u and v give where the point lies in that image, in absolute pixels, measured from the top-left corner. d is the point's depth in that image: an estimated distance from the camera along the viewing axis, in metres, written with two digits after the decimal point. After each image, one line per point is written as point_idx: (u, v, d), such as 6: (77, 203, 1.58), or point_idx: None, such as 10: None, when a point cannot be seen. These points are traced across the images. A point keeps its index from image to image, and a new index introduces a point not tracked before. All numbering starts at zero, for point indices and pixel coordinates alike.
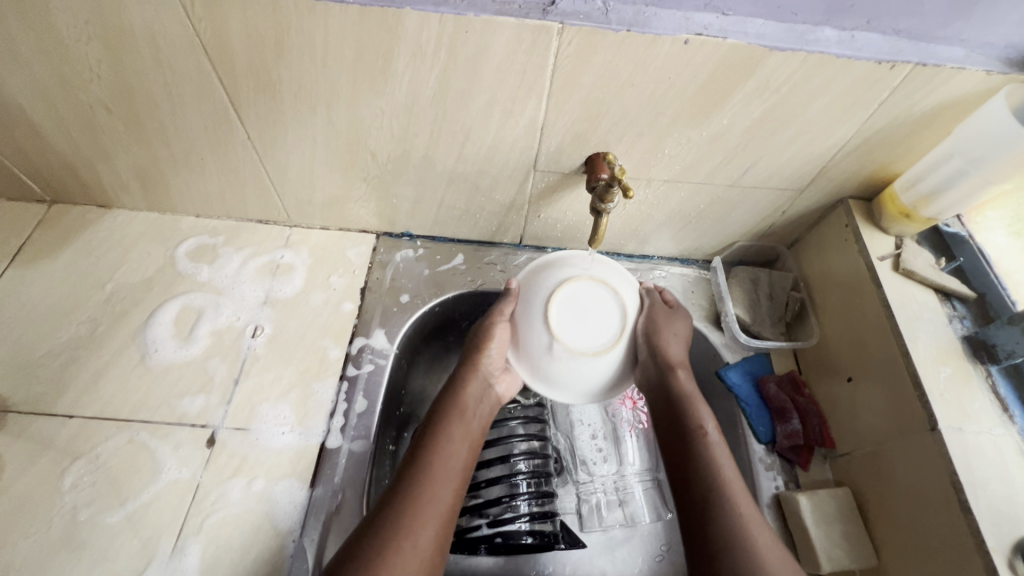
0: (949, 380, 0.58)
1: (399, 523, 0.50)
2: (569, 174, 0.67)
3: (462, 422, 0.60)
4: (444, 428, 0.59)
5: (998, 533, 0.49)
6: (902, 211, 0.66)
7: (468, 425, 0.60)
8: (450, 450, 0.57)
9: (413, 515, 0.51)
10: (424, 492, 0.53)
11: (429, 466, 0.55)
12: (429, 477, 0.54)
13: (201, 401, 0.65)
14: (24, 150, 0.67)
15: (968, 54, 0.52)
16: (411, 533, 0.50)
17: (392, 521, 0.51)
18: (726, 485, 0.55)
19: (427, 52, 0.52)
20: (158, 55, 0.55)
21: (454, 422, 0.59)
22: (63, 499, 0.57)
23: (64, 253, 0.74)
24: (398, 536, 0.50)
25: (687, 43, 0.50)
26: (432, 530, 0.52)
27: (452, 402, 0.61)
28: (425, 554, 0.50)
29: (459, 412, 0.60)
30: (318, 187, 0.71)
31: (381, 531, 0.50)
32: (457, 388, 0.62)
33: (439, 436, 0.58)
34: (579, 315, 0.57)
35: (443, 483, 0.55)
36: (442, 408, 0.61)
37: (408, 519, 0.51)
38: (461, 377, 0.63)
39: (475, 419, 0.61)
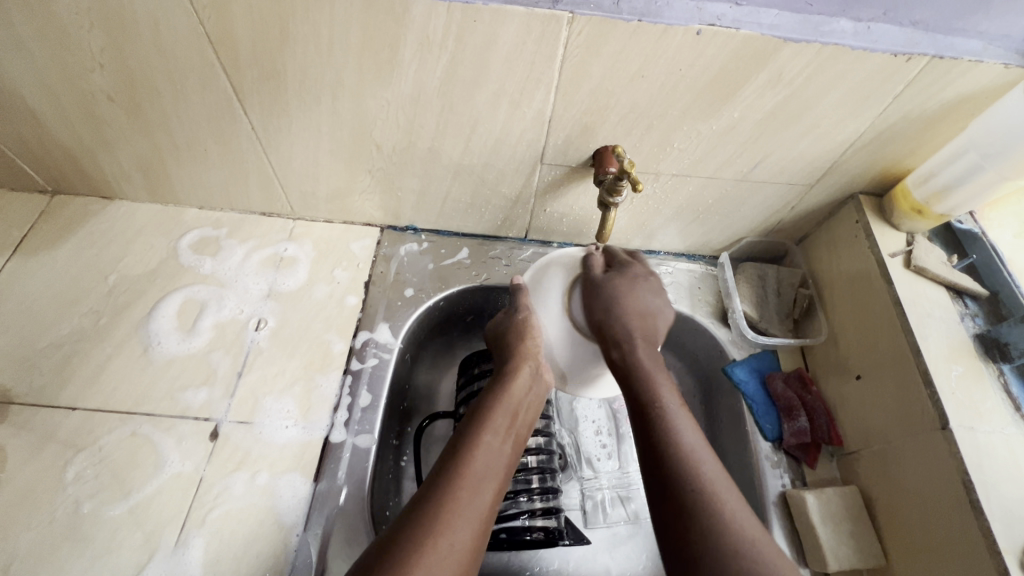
0: (961, 379, 0.57)
1: (440, 516, 0.47)
2: (576, 167, 0.66)
3: (507, 418, 0.58)
4: (488, 422, 0.56)
5: (1010, 534, 0.49)
6: (913, 207, 0.65)
7: (514, 423, 0.58)
8: (494, 446, 0.55)
9: (454, 509, 0.48)
10: (465, 488, 0.50)
11: (473, 461, 0.52)
12: (474, 474, 0.51)
13: (204, 394, 0.64)
14: (26, 139, 0.66)
15: (986, 46, 0.51)
16: (453, 528, 0.47)
17: (432, 515, 0.47)
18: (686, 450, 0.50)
19: (434, 41, 0.51)
20: (161, 43, 0.54)
21: (503, 414, 0.58)
22: (65, 491, 0.57)
23: (66, 244, 0.73)
24: (438, 531, 0.46)
25: (699, 34, 0.49)
26: (473, 529, 0.48)
27: (496, 397, 0.59)
28: (465, 553, 0.46)
29: (506, 408, 0.58)
30: (322, 179, 0.70)
31: (423, 523, 0.46)
32: (505, 385, 0.61)
33: (484, 429, 0.55)
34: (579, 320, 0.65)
35: (486, 482, 0.52)
36: (489, 399, 0.59)
37: (449, 513, 0.47)
38: (510, 369, 0.62)
39: (519, 418, 0.59)
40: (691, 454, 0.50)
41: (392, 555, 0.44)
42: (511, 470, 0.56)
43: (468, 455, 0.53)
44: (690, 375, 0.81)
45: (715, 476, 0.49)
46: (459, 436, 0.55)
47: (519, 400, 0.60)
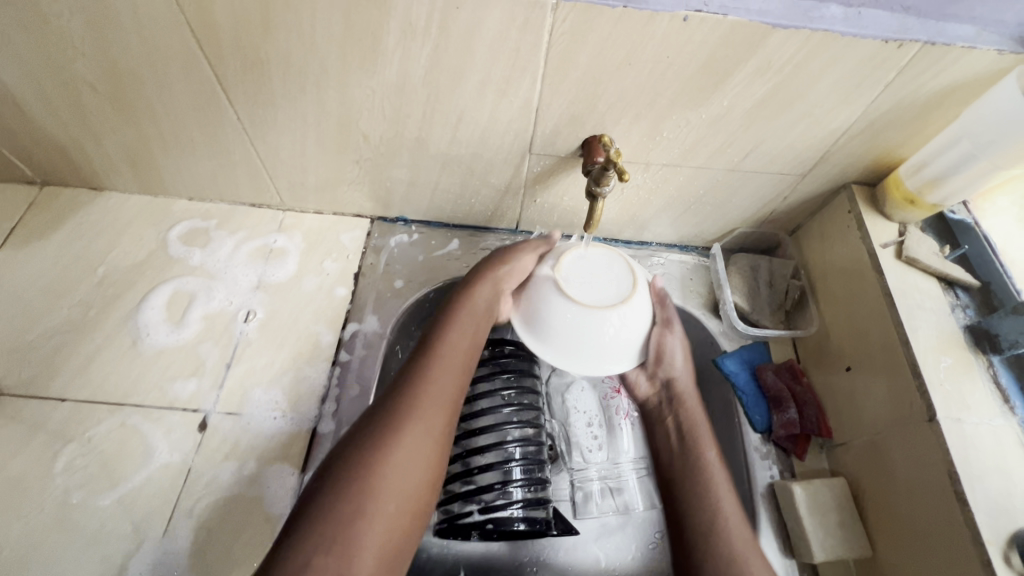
0: (949, 370, 0.56)
1: (403, 409, 0.49)
2: (565, 158, 0.65)
3: (472, 322, 0.59)
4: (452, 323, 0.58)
5: (994, 525, 0.48)
6: (906, 197, 0.64)
7: (478, 323, 0.60)
8: (457, 346, 0.57)
9: (421, 399, 0.50)
10: (433, 380, 0.52)
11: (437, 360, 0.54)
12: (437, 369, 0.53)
13: (193, 385, 0.64)
14: (13, 131, 0.66)
15: (979, 32, 0.50)
16: (422, 418, 0.49)
17: (400, 403, 0.50)
18: (718, 513, 0.56)
19: (418, 29, 0.51)
20: (143, 32, 0.53)
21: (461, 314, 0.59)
22: (55, 481, 0.57)
23: (55, 235, 0.73)
24: (404, 418, 0.48)
25: (686, 20, 0.48)
26: (441, 416, 0.50)
27: (461, 302, 0.60)
28: (436, 442, 0.49)
29: (467, 312, 0.60)
30: (311, 169, 0.70)
31: (388, 414, 0.49)
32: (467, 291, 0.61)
33: (446, 332, 0.57)
34: (592, 280, 0.59)
35: (449, 372, 0.54)
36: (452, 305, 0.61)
37: (420, 399, 0.50)
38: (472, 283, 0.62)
39: (484, 319, 0.61)
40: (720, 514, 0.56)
41: (363, 444, 0.46)
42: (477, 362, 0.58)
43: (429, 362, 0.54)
44: None
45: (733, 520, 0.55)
46: (416, 359, 0.55)
47: (482, 304, 0.61)
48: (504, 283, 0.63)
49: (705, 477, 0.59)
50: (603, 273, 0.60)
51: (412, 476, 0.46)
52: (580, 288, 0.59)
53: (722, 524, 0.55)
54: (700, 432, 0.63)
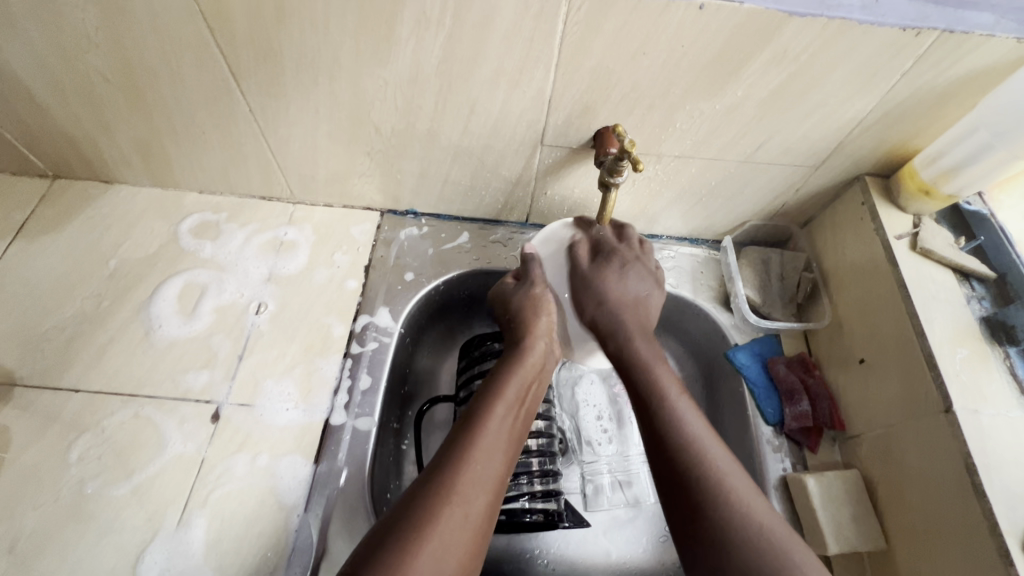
0: (965, 362, 0.56)
1: (450, 483, 0.47)
2: (577, 149, 0.65)
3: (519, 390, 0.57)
4: (501, 395, 0.56)
5: (1014, 517, 0.48)
6: (921, 188, 0.64)
7: (524, 401, 0.57)
8: (505, 421, 0.54)
9: (468, 480, 0.47)
10: (478, 459, 0.49)
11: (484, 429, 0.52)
12: (483, 440, 0.51)
13: (205, 376, 0.65)
14: (26, 123, 0.66)
15: (998, 20, 0.50)
16: (464, 497, 0.46)
17: (445, 475, 0.47)
18: (665, 398, 0.54)
19: (432, 17, 0.50)
20: (156, 22, 0.53)
21: (510, 389, 0.57)
22: (70, 471, 0.58)
23: (67, 228, 0.73)
24: (450, 496, 0.46)
25: (702, 8, 0.48)
26: (483, 499, 0.47)
27: (511, 368, 0.59)
28: (477, 523, 0.46)
29: (517, 384, 0.58)
30: (321, 162, 0.70)
31: (438, 485, 0.47)
32: (519, 359, 0.60)
33: (496, 402, 0.55)
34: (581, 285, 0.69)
35: (495, 449, 0.51)
36: (500, 374, 0.59)
37: (462, 482, 0.47)
38: (521, 348, 0.62)
39: (529, 396, 0.59)
40: (701, 447, 0.50)
41: (409, 519, 0.44)
42: (518, 446, 0.55)
43: (473, 438, 0.51)
44: (692, 359, 0.81)
45: (709, 443, 0.50)
46: (459, 431, 0.52)
47: (529, 374, 0.60)
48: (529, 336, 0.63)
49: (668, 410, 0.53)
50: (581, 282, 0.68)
51: (451, 558, 0.43)
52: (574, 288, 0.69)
53: (702, 450, 0.50)
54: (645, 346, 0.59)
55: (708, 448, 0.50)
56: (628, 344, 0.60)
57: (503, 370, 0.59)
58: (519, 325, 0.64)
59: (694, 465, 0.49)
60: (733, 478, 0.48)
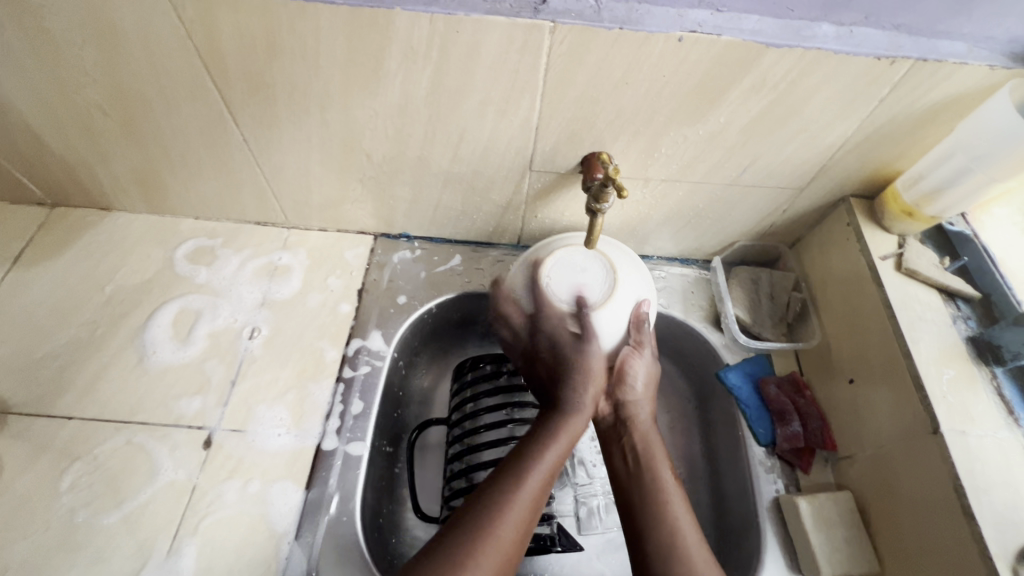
0: (952, 382, 0.56)
1: (472, 540, 0.48)
2: (565, 174, 0.66)
3: (561, 449, 0.57)
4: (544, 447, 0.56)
5: (1001, 539, 0.48)
6: (903, 209, 0.65)
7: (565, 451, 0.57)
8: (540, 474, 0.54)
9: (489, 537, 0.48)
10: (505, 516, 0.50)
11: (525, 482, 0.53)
12: (524, 494, 0.52)
13: (198, 403, 0.65)
14: (25, 153, 0.68)
15: (970, 48, 0.51)
16: (484, 554, 0.47)
17: (482, 521, 0.49)
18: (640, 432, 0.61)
19: (419, 52, 0.52)
20: (153, 58, 0.55)
21: (552, 440, 0.56)
22: (61, 500, 0.58)
23: (64, 255, 0.74)
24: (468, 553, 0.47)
25: (681, 41, 0.49)
26: (500, 557, 0.48)
27: (559, 424, 0.58)
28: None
29: (560, 438, 0.57)
30: (315, 188, 0.71)
31: (472, 533, 0.48)
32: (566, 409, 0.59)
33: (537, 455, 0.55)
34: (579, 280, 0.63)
35: (529, 506, 0.52)
36: (549, 422, 0.58)
37: (485, 542, 0.48)
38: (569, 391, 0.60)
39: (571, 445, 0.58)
40: (666, 507, 0.54)
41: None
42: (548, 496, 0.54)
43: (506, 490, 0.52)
44: (685, 378, 0.81)
45: (673, 502, 0.55)
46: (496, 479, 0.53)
47: (575, 429, 0.58)
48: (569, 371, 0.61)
49: (659, 494, 0.55)
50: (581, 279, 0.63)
51: None
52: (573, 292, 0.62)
53: (665, 499, 0.55)
54: (642, 415, 0.62)
55: (673, 508, 0.54)
56: (630, 412, 0.63)
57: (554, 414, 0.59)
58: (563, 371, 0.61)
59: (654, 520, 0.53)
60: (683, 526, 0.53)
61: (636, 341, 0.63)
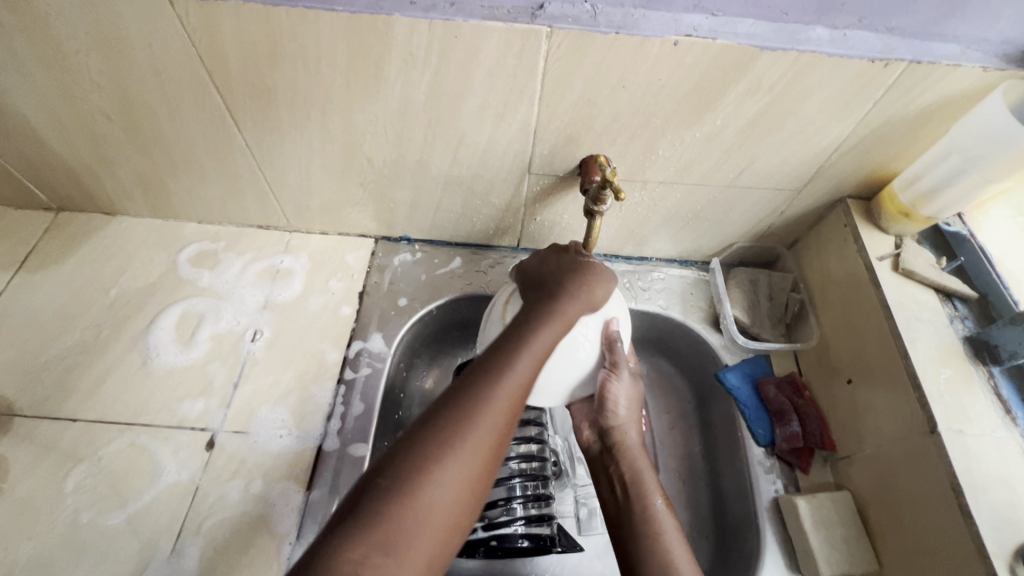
0: (949, 382, 0.57)
1: (466, 411, 0.45)
2: (564, 177, 0.67)
3: (555, 334, 0.52)
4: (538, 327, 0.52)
5: (999, 538, 0.48)
6: (900, 210, 0.65)
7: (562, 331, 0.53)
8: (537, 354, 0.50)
9: (482, 410, 0.45)
10: (501, 389, 0.47)
11: (516, 365, 0.48)
12: (519, 375, 0.48)
13: (201, 405, 0.65)
14: (31, 159, 0.69)
15: (964, 50, 0.51)
16: (478, 427, 0.44)
17: (468, 405, 0.45)
18: (627, 455, 0.61)
19: (418, 57, 0.53)
20: (156, 64, 0.56)
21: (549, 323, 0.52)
22: (65, 501, 0.58)
23: (69, 259, 0.75)
24: (462, 425, 0.44)
25: (676, 44, 0.50)
26: (495, 431, 0.45)
27: (554, 307, 0.54)
28: (486, 456, 0.45)
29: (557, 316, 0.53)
30: (317, 192, 0.72)
31: (458, 416, 0.45)
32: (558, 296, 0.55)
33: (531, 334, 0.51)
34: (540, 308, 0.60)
35: (525, 384, 0.48)
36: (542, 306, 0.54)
37: (478, 412, 0.45)
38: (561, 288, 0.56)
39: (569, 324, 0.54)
40: (658, 538, 0.55)
41: (414, 454, 0.42)
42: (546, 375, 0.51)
43: (500, 364, 0.48)
44: (684, 379, 0.81)
45: (666, 531, 0.55)
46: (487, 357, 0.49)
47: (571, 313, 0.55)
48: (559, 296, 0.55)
49: (652, 525, 0.56)
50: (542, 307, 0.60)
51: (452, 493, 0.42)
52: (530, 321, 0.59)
53: (657, 528, 0.55)
54: (630, 438, 0.62)
55: (665, 538, 0.55)
56: (618, 438, 0.62)
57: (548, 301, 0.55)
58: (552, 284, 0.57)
59: (649, 553, 0.54)
60: (676, 556, 0.53)
61: (613, 363, 0.60)
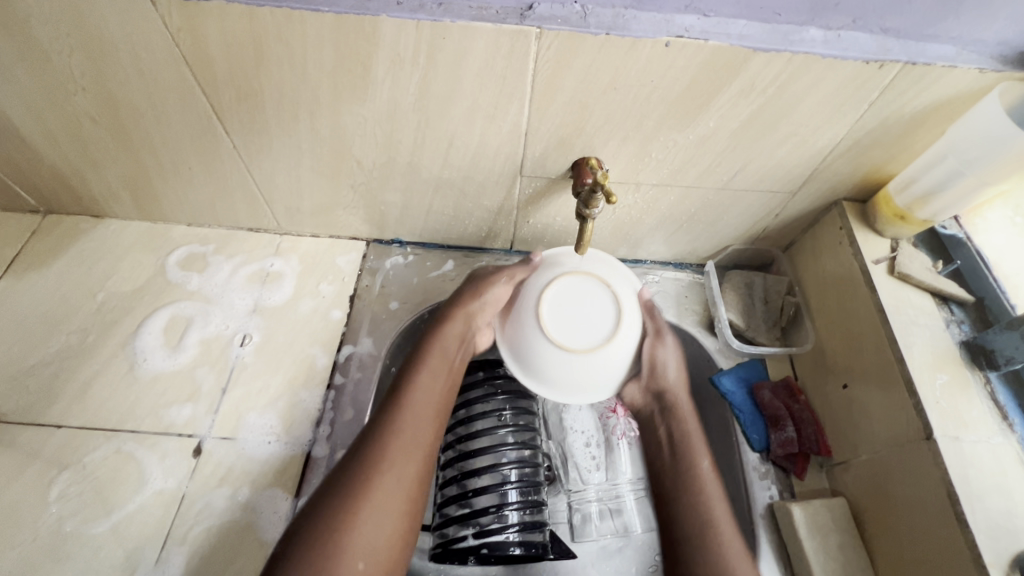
0: (945, 388, 0.56)
1: (377, 454, 0.54)
2: (556, 179, 0.66)
3: (441, 368, 0.63)
4: (423, 364, 0.62)
5: (995, 547, 0.48)
6: (896, 213, 0.64)
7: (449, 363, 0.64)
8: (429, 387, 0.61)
9: (391, 449, 0.54)
10: (404, 427, 0.56)
11: (418, 402, 0.59)
12: (420, 411, 0.58)
13: (188, 410, 0.65)
14: (16, 161, 0.68)
15: (959, 51, 0.51)
16: (392, 462, 0.54)
17: (378, 446, 0.55)
18: (677, 414, 0.67)
19: (406, 58, 0.52)
20: (141, 67, 0.55)
21: (430, 357, 0.63)
22: (49, 509, 0.57)
23: (56, 263, 0.74)
24: (377, 466, 0.53)
25: (668, 45, 0.49)
26: (410, 458, 0.55)
27: (433, 343, 0.64)
28: (406, 482, 0.54)
29: (438, 350, 0.64)
30: (306, 195, 0.71)
31: (369, 458, 0.54)
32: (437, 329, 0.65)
33: (422, 374, 0.61)
34: (574, 317, 0.60)
35: (429, 416, 0.59)
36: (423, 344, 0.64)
37: (387, 450, 0.54)
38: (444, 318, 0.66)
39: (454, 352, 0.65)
40: (701, 493, 0.61)
41: (339, 497, 0.51)
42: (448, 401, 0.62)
43: (396, 406, 0.58)
44: None
45: (708, 487, 0.61)
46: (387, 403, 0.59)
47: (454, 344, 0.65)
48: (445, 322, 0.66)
49: (694, 481, 0.62)
50: (569, 315, 0.60)
51: (384, 522, 0.51)
52: (569, 330, 0.60)
53: (700, 484, 0.61)
54: (680, 397, 0.67)
55: (708, 494, 0.60)
56: (671, 399, 0.67)
57: (432, 337, 0.65)
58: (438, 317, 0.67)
59: (692, 506, 0.60)
60: (716, 509, 0.59)
61: (654, 328, 0.65)
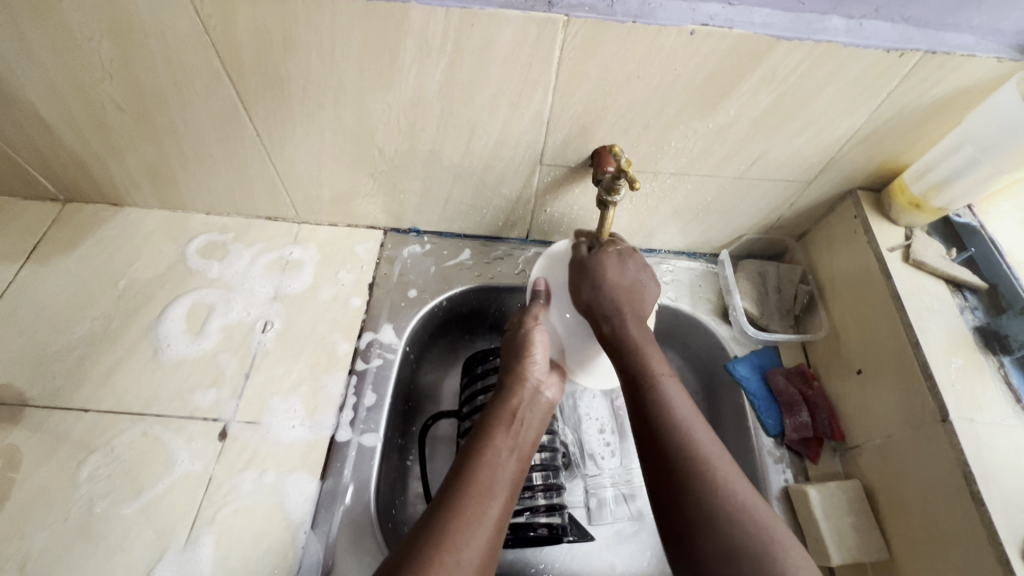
0: (960, 372, 0.57)
1: (450, 532, 0.46)
2: (575, 168, 0.67)
3: (512, 441, 0.57)
4: (493, 435, 0.56)
5: (1012, 525, 0.49)
6: (911, 201, 0.66)
7: (517, 437, 0.57)
8: (504, 457, 0.54)
9: (462, 524, 0.47)
10: (478, 502, 0.49)
11: (493, 478, 0.52)
12: (498, 492, 0.51)
13: (213, 395, 0.65)
14: (38, 147, 0.68)
15: (978, 41, 0.51)
16: (466, 539, 0.46)
17: (449, 523, 0.46)
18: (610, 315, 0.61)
19: (433, 46, 0.53)
20: (170, 53, 0.55)
21: (501, 429, 0.57)
22: (79, 491, 0.58)
23: (77, 251, 0.75)
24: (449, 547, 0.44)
25: (693, 34, 0.50)
26: (483, 540, 0.47)
27: (500, 413, 0.59)
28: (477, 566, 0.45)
29: (506, 422, 0.58)
30: (326, 182, 0.72)
31: (439, 531, 0.46)
32: (504, 399, 0.61)
33: (492, 442, 0.55)
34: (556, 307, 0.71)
35: (506, 499, 0.51)
36: (490, 414, 0.59)
37: (460, 525, 0.46)
38: (508, 387, 0.62)
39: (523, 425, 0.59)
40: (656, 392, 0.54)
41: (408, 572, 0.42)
42: (518, 484, 0.54)
43: (468, 477, 0.51)
44: (694, 371, 0.81)
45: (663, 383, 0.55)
46: (458, 473, 0.52)
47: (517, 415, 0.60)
48: (508, 395, 0.61)
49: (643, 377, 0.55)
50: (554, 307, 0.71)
51: None
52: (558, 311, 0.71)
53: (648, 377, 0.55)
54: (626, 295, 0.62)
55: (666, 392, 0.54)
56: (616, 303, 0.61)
57: (497, 408, 0.60)
58: (505, 381, 0.63)
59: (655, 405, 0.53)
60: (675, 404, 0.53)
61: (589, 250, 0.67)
